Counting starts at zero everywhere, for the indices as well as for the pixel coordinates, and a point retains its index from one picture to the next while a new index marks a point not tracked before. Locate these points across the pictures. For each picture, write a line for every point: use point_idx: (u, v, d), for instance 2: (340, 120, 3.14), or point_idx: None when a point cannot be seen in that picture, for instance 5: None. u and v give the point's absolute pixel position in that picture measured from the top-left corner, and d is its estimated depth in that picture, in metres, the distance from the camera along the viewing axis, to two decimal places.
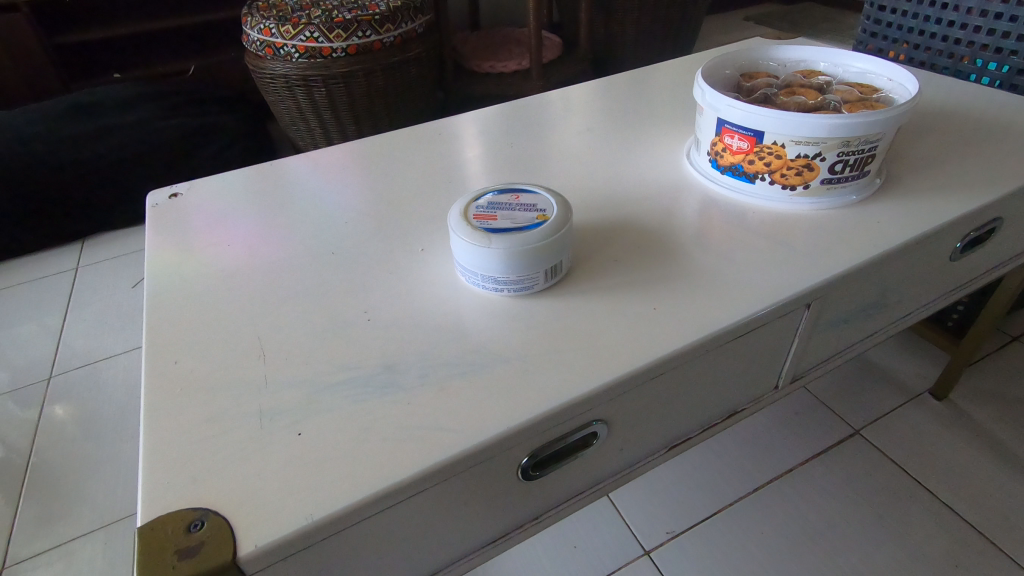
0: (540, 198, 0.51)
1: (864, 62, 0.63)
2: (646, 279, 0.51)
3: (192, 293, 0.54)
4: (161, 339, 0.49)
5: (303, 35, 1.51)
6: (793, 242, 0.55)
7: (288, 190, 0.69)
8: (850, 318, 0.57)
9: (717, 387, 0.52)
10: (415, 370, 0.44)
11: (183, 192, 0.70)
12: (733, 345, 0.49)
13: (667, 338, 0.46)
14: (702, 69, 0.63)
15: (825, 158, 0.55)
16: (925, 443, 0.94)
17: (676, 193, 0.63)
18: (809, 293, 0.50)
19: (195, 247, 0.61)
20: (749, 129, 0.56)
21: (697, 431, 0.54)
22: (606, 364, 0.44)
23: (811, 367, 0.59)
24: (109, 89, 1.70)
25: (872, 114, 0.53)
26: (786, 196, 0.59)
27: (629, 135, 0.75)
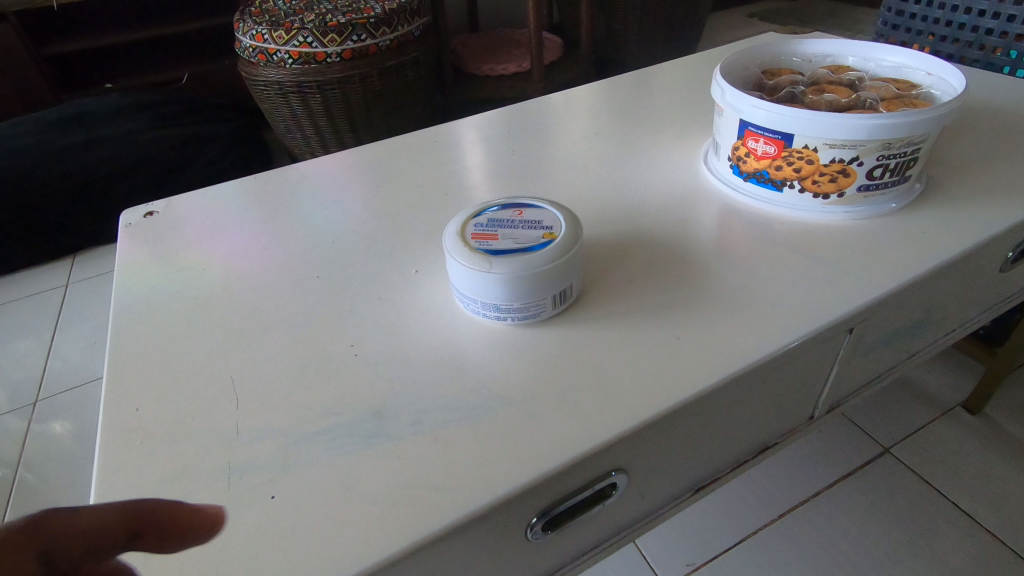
0: (546, 213, 0.46)
1: (899, 55, 0.58)
2: (667, 303, 0.46)
3: (162, 325, 0.49)
4: (123, 381, 0.44)
5: (296, 40, 1.47)
6: (827, 256, 0.49)
7: (272, 205, 0.64)
8: (894, 338, 0.52)
9: (749, 422, 0.46)
10: (406, 416, 0.38)
11: (159, 210, 0.65)
12: (766, 377, 0.43)
13: (695, 373, 0.40)
14: (720, 66, 0.58)
15: (862, 162, 0.49)
16: (963, 461, 0.88)
17: (693, 203, 0.58)
18: (852, 316, 0.44)
19: (169, 272, 0.55)
20: (775, 132, 0.51)
21: (727, 470, 0.48)
22: (625, 405, 0.38)
23: (849, 394, 0.53)
24: (99, 101, 1.66)
25: (916, 113, 0.47)
26: (818, 205, 0.53)
27: (639, 140, 0.70)
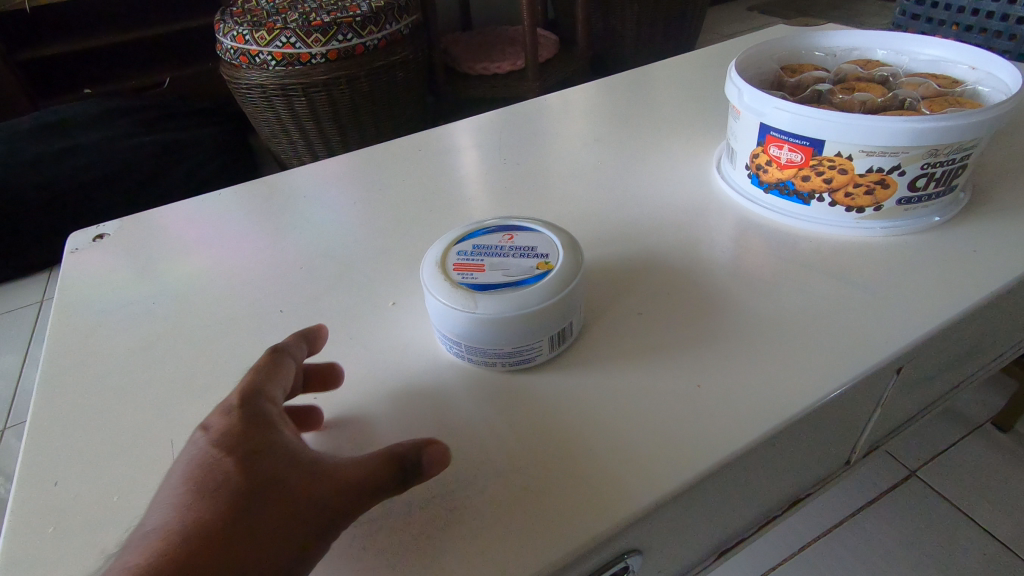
0: (541, 238, 0.40)
1: (936, 47, 0.51)
2: (684, 341, 0.40)
3: (101, 372, 0.42)
4: (48, 449, 0.37)
5: (279, 41, 1.40)
6: (865, 280, 0.43)
7: (237, 226, 0.58)
8: (939, 372, 0.46)
9: (779, 478, 0.40)
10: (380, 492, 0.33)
11: (110, 232, 0.58)
12: (800, 430, 0.37)
13: (720, 434, 0.34)
14: (734, 63, 0.51)
15: (904, 172, 0.43)
16: (997, 485, 0.81)
17: (708, 217, 0.51)
18: (901, 355, 0.38)
19: (115, 306, 0.49)
20: (802, 138, 0.44)
21: (754, 528, 0.43)
22: (639, 475, 0.32)
23: (887, 434, 0.47)
24: (77, 107, 1.59)
25: (969, 114, 0.41)
26: (851, 219, 0.47)
27: (643, 145, 0.63)
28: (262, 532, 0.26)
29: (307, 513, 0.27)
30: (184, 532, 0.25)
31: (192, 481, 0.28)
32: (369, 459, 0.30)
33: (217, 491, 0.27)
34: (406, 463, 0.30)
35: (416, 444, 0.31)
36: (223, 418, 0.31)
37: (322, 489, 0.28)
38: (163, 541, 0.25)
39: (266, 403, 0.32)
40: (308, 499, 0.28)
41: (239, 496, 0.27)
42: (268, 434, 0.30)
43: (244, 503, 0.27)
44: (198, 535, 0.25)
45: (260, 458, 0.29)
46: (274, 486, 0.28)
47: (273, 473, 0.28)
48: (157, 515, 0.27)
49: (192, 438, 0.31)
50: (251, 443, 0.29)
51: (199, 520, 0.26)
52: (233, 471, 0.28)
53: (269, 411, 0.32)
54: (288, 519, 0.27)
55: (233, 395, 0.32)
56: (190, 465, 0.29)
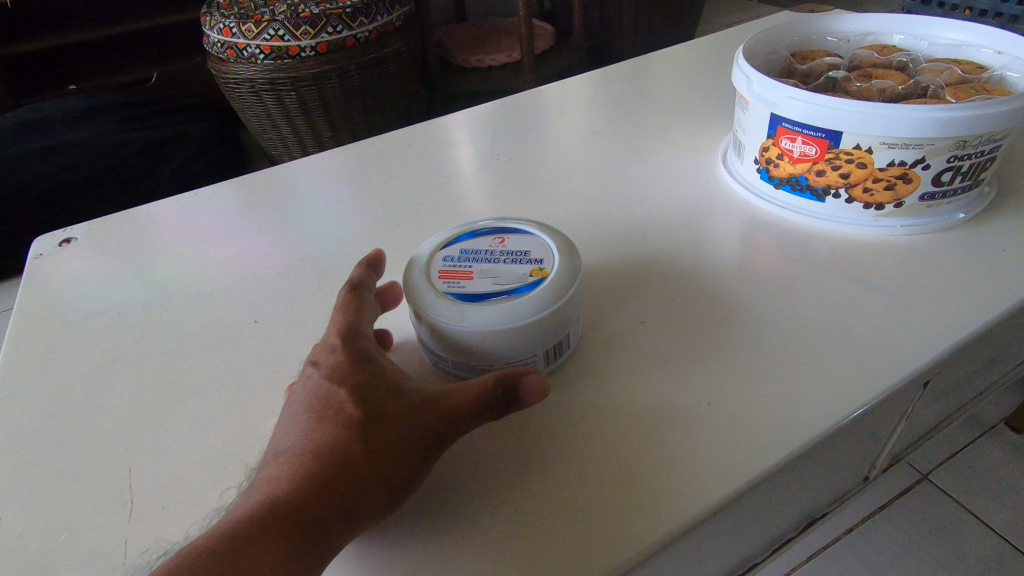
0: (535, 241, 0.37)
1: (957, 30, 0.48)
2: (691, 355, 0.37)
3: (59, 392, 0.39)
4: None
5: (267, 33, 1.36)
6: (885, 283, 0.40)
7: (212, 229, 0.54)
8: (963, 382, 0.43)
9: (795, 501, 0.37)
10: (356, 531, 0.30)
11: (77, 236, 0.54)
12: (818, 452, 0.34)
13: (730, 462, 0.31)
14: (741, 49, 0.48)
15: (928, 165, 0.40)
16: (1011, 488, 0.78)
17: (714, 216, 0.48)
18: (928, 368, 0.35)
19: (78, 318, 0.45)
20: (817, 130, 0.41)
21: (767, 552, 0.40)
22: (646, 508, 0.30)
23: (907, 446, 0.44)
24: (61, 104, 1.55)
25: (1001, 102, 0.37)
26: (869, 217, 0.44)
27: (643, 138, 0.60)
28: (378, 455, 0.29)
29: (415, 439, 0.30)
30: (313, 451, 0.29)
31: (312, 411, 0.31)
32: (467, 386, 0.31)
33: (335, 419, 0.30)
34: (502, 392, 0.31)
35: (510, 372, 0.31)
36: (329, 355, 0.33)
37: (426, 415, 0.30)
38: (297, 458, 0.29)
39: (364, 340, 0.34)
40: (415, 427, 0.30)
41: (357, 422, 0.30)
42: (370, 369, 0.33)
43: (361, 428, 0.29)
44: (326, 455, 0.29)
45: (368, 391, 0.31)
46: (385, 416, 0.30)
47: (381, 403, 0.31)
48: (286, 436, 0.31)
49: (305, 374, 0.34)
50: (358, 377, 0.32)
51: (326, 444, 0.29)
52: (347, 401, 0.31)
53: (368, 348, 0.34)
54: (398, 444, 0.29)
55: (332, 333, 0.35)
56: (307, 395, 0.32)
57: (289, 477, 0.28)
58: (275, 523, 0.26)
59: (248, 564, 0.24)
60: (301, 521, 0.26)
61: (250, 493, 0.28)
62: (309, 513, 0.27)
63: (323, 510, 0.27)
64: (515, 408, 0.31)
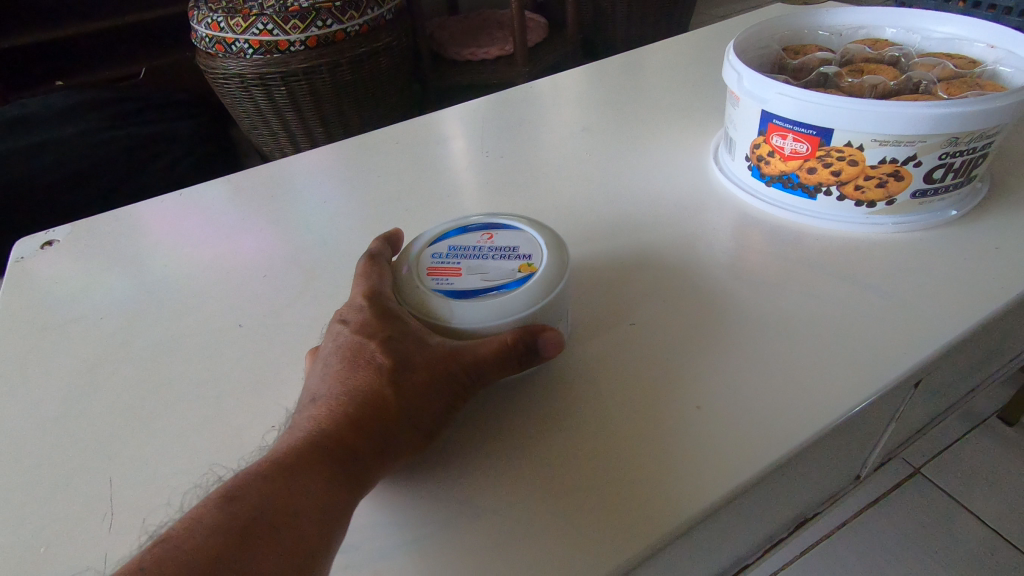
0: (522, 236, 0.36)
1: (952, 24, 0.47)
2: (681, 356, 0.36)
3: (39, 400, 0.39)
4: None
5: (255, 28, 1.34)
6: (877, 282, 0.40)
7: (197, 230, 0.53)
8: (954, 380, 0.42)
9: (786, 502, 0.37)
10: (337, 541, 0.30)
11: (60, 239, 0.53)
12: (809, 454, 0.34)
13: (719, 467, 0.30)
14: (733, 43, 0.47)
15: (920, 162, 0.39)
16: (1003, 481, 0.78)
17: (705, 213, 0.47)
18: (920, 367, 0.35)
19: (56, 324, 0.45)
20: (808, 127, 0.40)
21: (759, 553, 0.39)
22: (636, 514, 0.29)
23: (899, 445, 0.44)
24: (48, 101, 1.53)
25: (994, 98, 0.37)
26: (861, 214, 0.43)
27: (634, 134, 0.59)
28: (409, 401, 0.30)
29: (441, 388, 0.31)
30: (348, 395, 0.30)
31: (344, 359, 0.32)
32: (492, 337, 0.32)
33: (367, 368, 0.31)
34: (522, 346, 0.32)
35: (527, 328, 0.32)
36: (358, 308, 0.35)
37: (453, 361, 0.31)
38: (332, 402, 0.30)
39: (389, 297, 0.35)
40: (442, 377, 0.31)
41: (388, 368, 0.31)
42: (398, 319, 0.34)
43: (391, 374, 0.31)
44: (360, 398, 0.30)
45: (396, 339, 0.32)
46: (415, 365, 0.31)
47: (410, 352, 0.32)
48: (320, 383, 0.32)
49: (333, 328, 0.35)
50: (386, 327, 0.33)
51: (358, 388, 0.30)
52: (378, 351, 0.32)
53: (395, 302, 0.35)
54: (426, 393, 0.31)
55: (359, 290, 0.36)
56: (339, 346, 0.33)
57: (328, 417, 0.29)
58: (317, 456, 0.28)
59: (294, 489, 0.26)
60: (340, 455, 0.28)
61: (290, 432, 0.30)
62: (347, 449, 0.28)
63: (359, 447, 0.29)
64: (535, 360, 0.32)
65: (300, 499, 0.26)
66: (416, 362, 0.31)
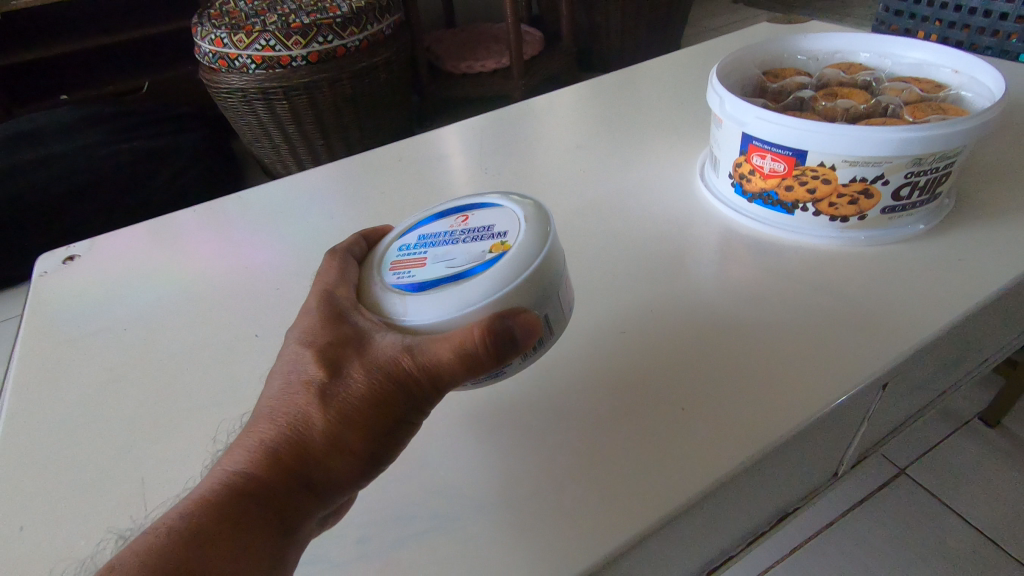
0: (493, 218, 0.39)
1: (920, 50, 0.51)
2: (667, 363, 0.39)
3: (68, 408, 0.41)
4: (0, 498, 0.36)
5: (258, 44, 1.38)
6: (849, 293, 0.43)
7: (210, 245, 0.56)
8: (924, 383, 0.45)
9: (765, 498, 0.39)
10: (354, 532, 0.32)
11: (81, 254, 0.56)
12: (786, 452, 0.36)
13: (697, 466, 0.33)
14: (716, 68, 0.50)
15: (888, 182, 0.43)
16: (984, 481, 0.81)
17: (693, 228, 0.50)
18: (886, 372, 0.38)
19: (79, 336, 0.47)
20: (785, 148, 0.44)
21: (743, 545, 0.42)
22: (625, 507, 0.32)
23: (874, 443, 0.47)
24: (54, 115, 1.56)
25: (953, 123, 0.40)
26: (835, 229, 0.46)
27: (625, 151, 0.62)
28: (351, 415, 0.31)
29: (385, 397, 0.31)
30: (287, 414, 0.31)
31: (287, 375, 0.33)
32: (438, 341, 0.32)
33: (307, 384, 0.32)
34: (485, 342, 0.31)
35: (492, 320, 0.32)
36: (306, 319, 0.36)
37: (395, 371, 0.31)
38: (271, 421, 0.31)
39: (341, 303, 0.36)
40: (384, 386, 0.31)
41: (325, 385, 0.32)
42: (343, 331, 0.34)
43: (328, 390, 0.31)
44: (298, 417, 0.31)
45: (337, 352, 0.33)
46: (358, 376, 0.32)
47: (353, 364, 0.32)
48: (267, 399, 0.33)
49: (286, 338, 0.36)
50: (329, 339, 0.34)
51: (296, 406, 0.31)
52: (319, 366, 0.33)
53: (343, 306, 0.36)
54: (368, 404, 0.31)
55: (312, 297, 0.37)
56: (283, 357, 0.35)
57: (264, 433, 0.31)
58: (253, 484, 0.29)
59: (228, 522, 0.28)
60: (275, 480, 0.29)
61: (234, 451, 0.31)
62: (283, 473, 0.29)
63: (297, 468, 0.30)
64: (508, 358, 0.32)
65: (230, 531, 0.27)
66: (357, 373, 0.32)
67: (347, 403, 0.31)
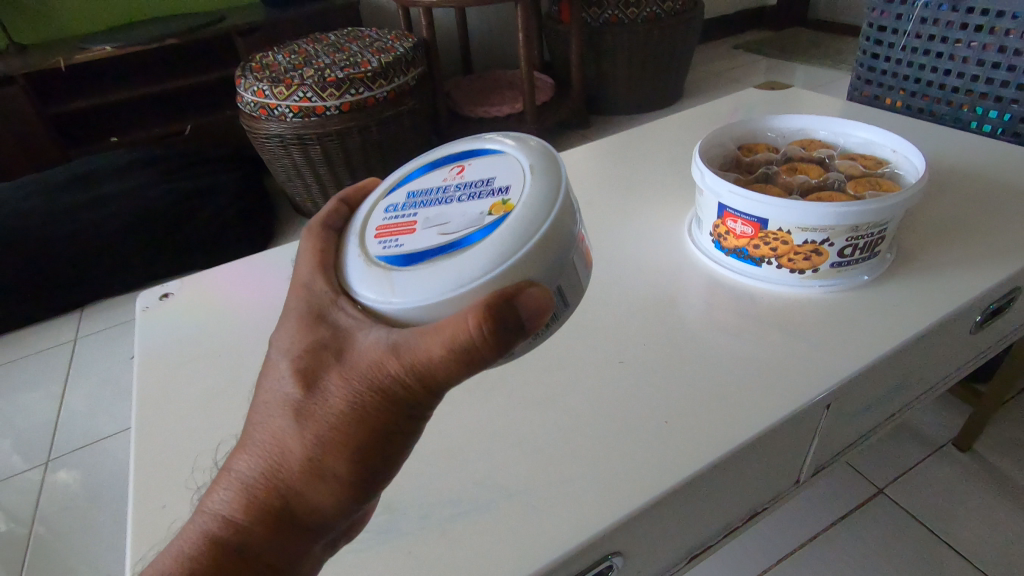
0: (501, 179, 0.40)
1: (866, 131, 0.62)
2: (656, 388, 0.49)
3: (181, 418, 0.52)
4: (141, 486, 0.46)
5: (297, 95, 1.52)
6: (805, 333, 0.53)
7: (280, 284, 0.67)
8: (871, 406, 0.55)
9: (737, 495, 0.49)
10: (415, 511, 0.43)
11: (174, 291, 0.68)
12: (750, 457, 0.46)
13: (677, 465, 0.43)
14: (699, 147, 0.61)
15: (833, 243, 0.53)
16: (954, 500, 0.90)
17: (680, 276, 0.61)
18: (828, 395, 0.48)
19: (182, 360, 0.58)
20: (752, 216, 0.55)
21: (722, 536, 0.51)
22: (622, 494, 0.42)
23: (833, 456, 0.56)
24: (108, 156, 1.70)
25: (880, 201, 0.51)
26: (795, 279, 0.57)
27: (627, 206, 0.74)
28: (333, 428, 0.35)
29: (361, 408, 0.35)
30: (278, 431, 0.36)
31: (272, 389, 0.37)
32: (407, 355, 0.34)
33: (289, 400, 0.36)
34: (464, 345, 0.32)
35: (482, 312, 0.32)
36: (287, 327, 0.39)
37: (367, 387, 0.35)
38: (267, 435, 0.37)
39: (317, 302, 0.39)
40: (358, 400, 0.35)
41: (304, 404, 0.36)
42: (319, 341, 0.37)
43: (306, 409, 0.36)
44: (286, 434, 0.36)
45: (315, 367, 0.36)
46: (334, 391, 0.36)
47: (329, 379, 0.36)
48: (260, 408, 0.38)
49: (274, 342, 0.40)
50: (307, 352, 0.37)
51: (283, 424, 0.36)
52: (298, 383, 0.36)
53: (321, 305, 0.39)
54: (347, 416, 0.35)
55: (293, 300, 0.40)
56: (271, 364, 0.39)
57: (264, 445, 0.37)
58: (258, 502, 0.36)
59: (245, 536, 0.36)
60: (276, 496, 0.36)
61: (238, 464, 0.37)
62: (281, 490, 0.36)
63: (293, 481, 0.36)
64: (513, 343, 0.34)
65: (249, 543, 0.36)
66: (333, 389, 0.36)
67: (327, 419, 0.35)
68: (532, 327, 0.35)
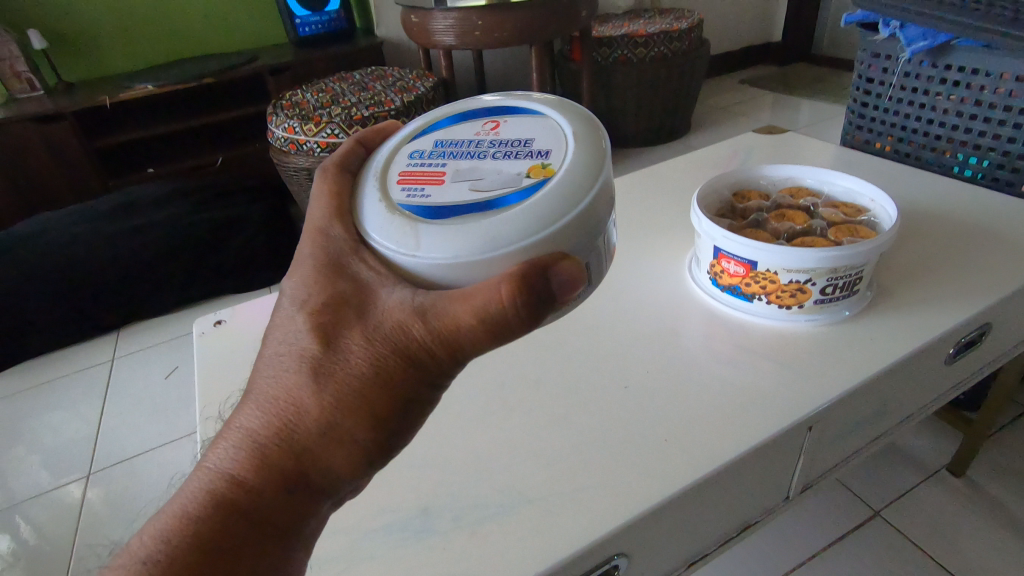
0: (537, 144, 0.44)
1: (847, 182, 0.69)
2: (657, 410, 0.56)
3: None
4: None
5: (325, 132, 1.63)
6: (792, 361, 0.59)
7: None
8: (854, 429, 0.61)
9: (731, 506, 0.55)
10: (447, 513, 0.49)
11: (226, 318, 0.76)
12: (741, 472, 0.52)
13: (675, 477, 0.50)
14: (697, 195, 0.69)
15: (815, 283, 0.60)
16: (949, 522, 0.94)
17: (680, 309, 0.68)
18: (810, 417, 0.54)
19: (237, 381, 0.66)
20: (743, 258, 0.62)
21: (718, 545, 0.57)
22: (627, 502, 0.48)
23: (820, 475, 0.62)
24: (146, 187, 1.82)
25: (855, 247, 0.58)
26: (783, 313, 0.63)
27: (633, 244, 0.81)
28: (354, 385, 0.39)
29: (381, 368, 0.39)
30: (296, 384, 0.40)
31: (292, 343, 0.41)
32: (432, 319, 0.38)
33: (309, 356, 0.40)
34: (491, 311, 0.37)
35: (518, 279, 0.36)
36: (306, 284, 0.43)
37: (389, 349, 0.39)
38: (282, 387, 0.40)
39: (337, 259, 0.43)
40: (379, 360, 0.39)
41: (325, 361, 0.40)
42: (341, 302, 0.41)
43: (327, 365, 0.39)
44: (304, 387, 0.40)
45: (336, 327, 0.40)
46: (355, 349, 0.39)
47: (351, 339, 0.40)
48: (277, 359, 0.41)
49: (289, 297, 0.43)
50: (328, 312, 0.41)
51: (302, 376, 0.40)
52: (319, 339, 0.40)
53: (342, 263, 0.42)
54: (368, 374, 0.39)
55: (313, 254, 0.43)
56: (288, 319, 0.42)
57: (279, 396, 0.40)
58: (275, 452, 0.40)
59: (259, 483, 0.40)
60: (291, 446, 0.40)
61: (253, 415, 0.41)
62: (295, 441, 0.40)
63: (308, 433, 0.40)
64: (543, 314, 0.38)
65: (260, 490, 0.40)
66: (354, 349, 0.39)
67: (346, 375, 0.39)
68: (564, 294, 0.39)
